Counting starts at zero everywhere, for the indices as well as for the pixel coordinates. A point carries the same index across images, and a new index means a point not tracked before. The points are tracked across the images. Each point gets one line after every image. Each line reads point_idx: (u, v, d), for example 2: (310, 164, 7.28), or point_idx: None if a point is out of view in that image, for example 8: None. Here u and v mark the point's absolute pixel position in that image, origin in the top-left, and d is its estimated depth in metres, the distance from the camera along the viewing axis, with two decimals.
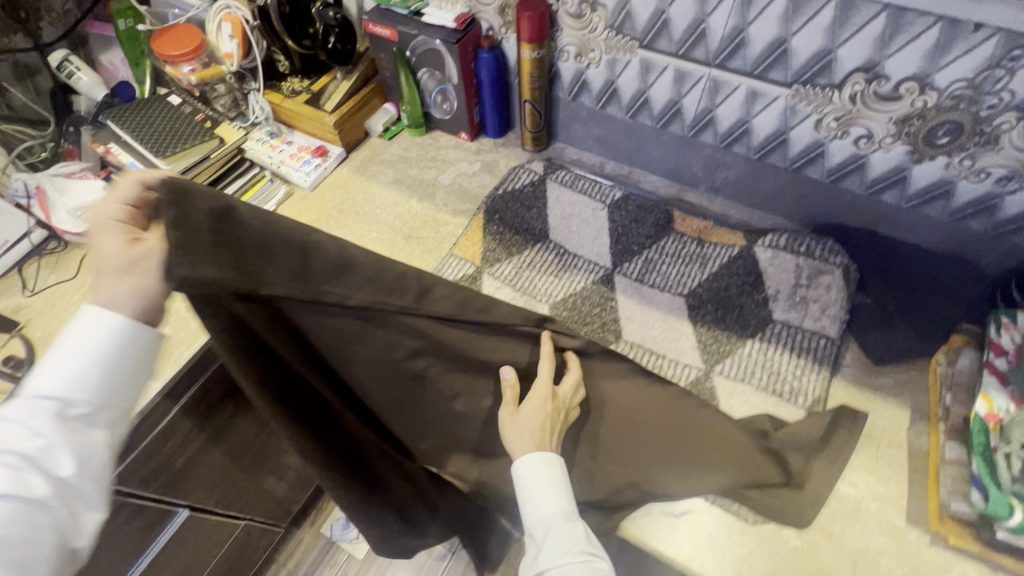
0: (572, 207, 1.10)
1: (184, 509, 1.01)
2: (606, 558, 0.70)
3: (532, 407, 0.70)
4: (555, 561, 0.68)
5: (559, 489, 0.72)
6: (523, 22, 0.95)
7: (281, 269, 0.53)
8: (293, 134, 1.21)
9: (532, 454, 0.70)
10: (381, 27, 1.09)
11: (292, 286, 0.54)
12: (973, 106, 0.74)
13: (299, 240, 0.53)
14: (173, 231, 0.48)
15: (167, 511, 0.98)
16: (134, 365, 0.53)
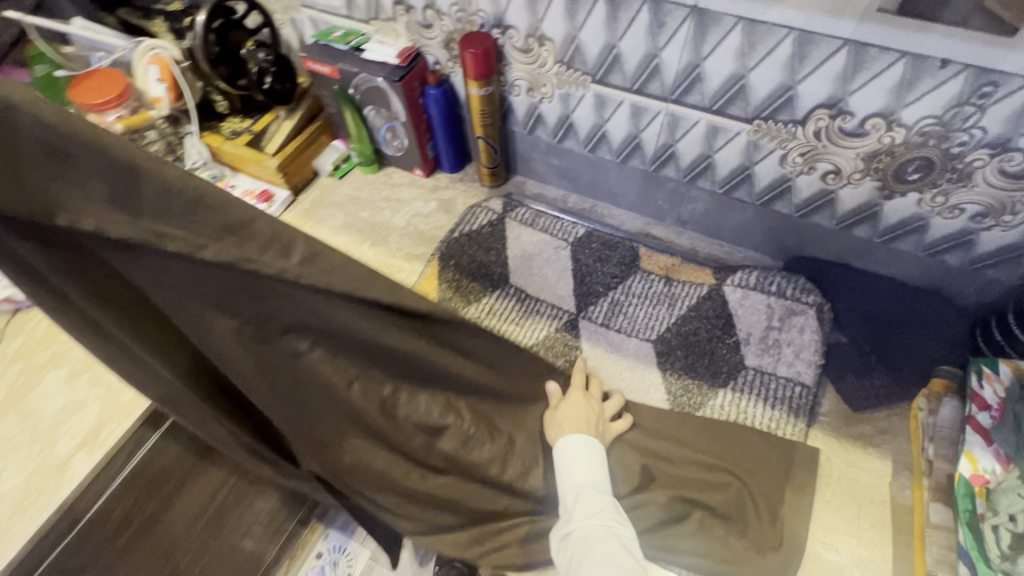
0: (533, 248, 1.04)
1: None
2: (632, 530, 0.66)
3: (568, 403, 0.77)
4: (579, 524, 0.64)
5: (595, 461, 0.71)
6: (467, 60, 0.88)
7: (95, 197, 0.37)
8: (237, 176, 1.15)
9: (571, 431, 0.73)
10: (320, 65, 1.02)
11: (115, 226, 0.38)
12: (943, 143, 0.69)
13: (125, 157, 0.36)
14: None
15: None
16: None
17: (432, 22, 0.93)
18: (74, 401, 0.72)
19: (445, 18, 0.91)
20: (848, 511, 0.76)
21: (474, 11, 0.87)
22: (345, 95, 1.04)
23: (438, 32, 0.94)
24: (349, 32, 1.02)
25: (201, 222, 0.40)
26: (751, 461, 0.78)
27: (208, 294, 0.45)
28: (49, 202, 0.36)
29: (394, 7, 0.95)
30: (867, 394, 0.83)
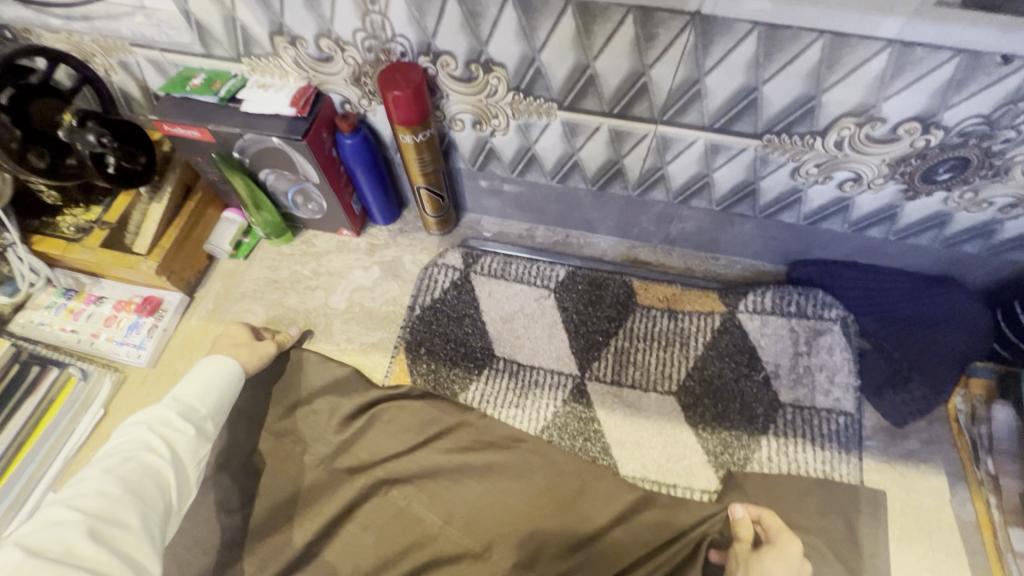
0: (512, 304, 0.87)
1: None
2: None
3: (775, 555, 0.61)
4: None
5: None
6: (392, 104, 0.66)
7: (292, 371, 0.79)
8: (100, 283, 0.86)
9: None
10: (185, 129, 0.74)
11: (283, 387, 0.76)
12: (985, 142, 0.60)
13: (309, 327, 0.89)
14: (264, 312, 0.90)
15: None
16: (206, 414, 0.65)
17: (332, 54, 0.69)
18: None
19: (351, 49, 0.68)
20: (919, 547, 0.71)
21: (390, 37, 0.65)
22: (231, 161, 0.78)
23: (342, 65, 0.70)
24: (212, 77, 0.74)
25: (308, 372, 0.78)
26: (811, 516, 0.70)
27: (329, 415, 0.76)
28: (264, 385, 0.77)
29: (271, 40, 0.69)
30: (909, 408, 0.77)
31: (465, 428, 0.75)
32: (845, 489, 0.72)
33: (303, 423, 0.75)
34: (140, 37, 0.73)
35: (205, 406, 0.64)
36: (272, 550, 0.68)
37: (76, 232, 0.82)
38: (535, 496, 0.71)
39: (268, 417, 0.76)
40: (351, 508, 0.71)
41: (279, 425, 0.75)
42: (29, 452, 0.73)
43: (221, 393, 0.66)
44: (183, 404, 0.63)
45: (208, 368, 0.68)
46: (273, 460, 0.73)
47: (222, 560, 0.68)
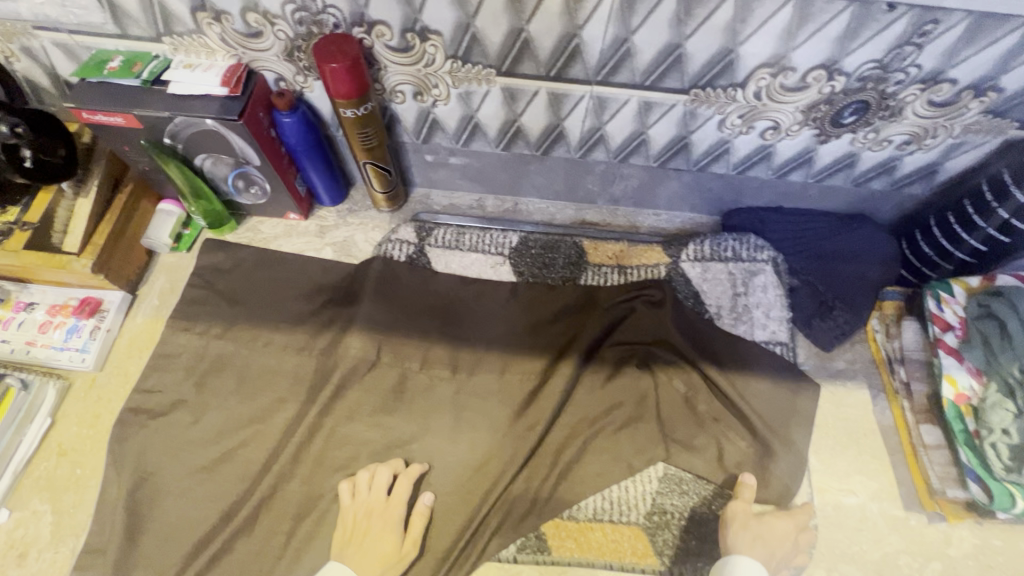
0: (468, 272, 0.90)
1: None
2: None
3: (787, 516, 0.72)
4: None
5: None
6: (330, 77, 0.66)
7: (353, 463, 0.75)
8: (29, 289, 0.81)
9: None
10: (106, 115, 0.70)
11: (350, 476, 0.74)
12: (881, 84, 0.66)
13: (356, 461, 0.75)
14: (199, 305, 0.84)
15: None
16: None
17: (260, 29, 0.67)
18: None
19: (281, 23, 0.66)
20: (849, 452, 0.80)
21: (321, 8, 0.64)
22: (161, 146, 0.75)
23: (273, 40, 0.69)
24: (132, 59, 0.71)
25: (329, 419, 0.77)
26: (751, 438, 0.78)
27: (310, 379, 0.79)
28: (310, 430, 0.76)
29: (193, 16, 0.67)
30: (835, 334, 0.86)
31: (439, 344, 0.83)
32: (781, 400, 0.80)
33: (290, 356, 0.81)
34: (44, 20, 0.68)
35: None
36: (260, 536, 0.70)
37: None
38: (490, 377, 0.82)
39: (284, 406, 0.77)
40: (339, 390, 0.78)
41: (281, 384, 0.79)
42: None
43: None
44: None
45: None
46: (264, 371, 0.80)
47: (200, 544, 0.69)
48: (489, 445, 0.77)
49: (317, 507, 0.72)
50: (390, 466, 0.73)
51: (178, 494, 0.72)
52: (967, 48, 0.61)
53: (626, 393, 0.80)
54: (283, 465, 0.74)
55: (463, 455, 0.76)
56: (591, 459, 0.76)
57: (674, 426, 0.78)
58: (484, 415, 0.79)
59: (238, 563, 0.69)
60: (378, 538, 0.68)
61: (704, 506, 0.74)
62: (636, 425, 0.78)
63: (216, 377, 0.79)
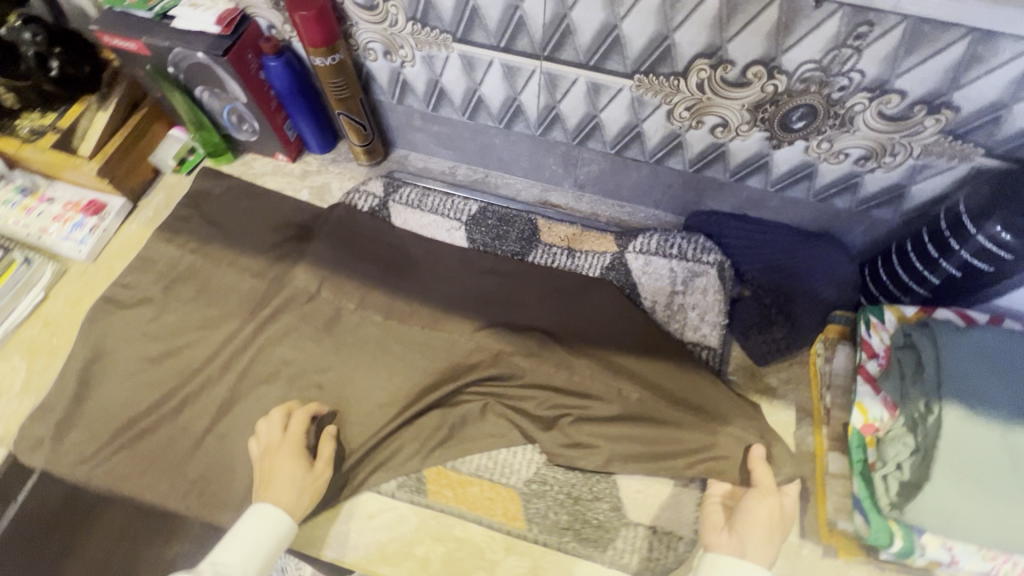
0: (423, 231, 0.94)
1: None
2: None
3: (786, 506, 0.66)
4: None
5: None
6: (301, 26, 0.73)
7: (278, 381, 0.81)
8: (54, 185, 0.94)
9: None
10: (121, 40, 0.81)
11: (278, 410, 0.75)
12: (825, 89, 0.64)
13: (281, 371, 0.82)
14: (181, 221, 0.94)
15: None
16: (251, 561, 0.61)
17: None
18: None
19: None
20: None
21: None
22: (165, 74, 0.85)
23: None
24: None
25: (265, 337, 0.85)
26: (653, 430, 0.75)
27: (257, 300, 0.87)
28: (245, 343, 0.84)
29: None
30: (770, 349, 0.83)
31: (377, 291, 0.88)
32: (693, 405, 0.77)
33: (246, 276, 0.89)
34: None
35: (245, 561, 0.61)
36: (180, 424, 0.79)
37: (32, 134, 0.90)
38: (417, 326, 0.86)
39: (230, 318, 0.86)
40: (278, 313, 0.86)
41: (232, 299, 0.87)
42: None
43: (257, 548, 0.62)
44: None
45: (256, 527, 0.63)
46: (221, 286, 0.89)
47: (130, 418, 0.79)
48: (397, 388, 0.81)
49: (234, 410, 0.80)
50: (283, 407, 0.75)
51: (124, 375, 0.82)
52: (909, 57, 0.58)
53: (536, 365, 0.81)
54: (215, 369, 0.82)
55: (373, 393, 0.81)
56: (489, 421, 0.79)
57: (575, 402, 0.78)
58: (400, 362, 0.83)
59: (157, 441, 0.78)
60: (289, 467, 0.69)
61: (585, 485, 0.74)
62: (537, 397, 0.79)
63: (180, 284, 0.89)
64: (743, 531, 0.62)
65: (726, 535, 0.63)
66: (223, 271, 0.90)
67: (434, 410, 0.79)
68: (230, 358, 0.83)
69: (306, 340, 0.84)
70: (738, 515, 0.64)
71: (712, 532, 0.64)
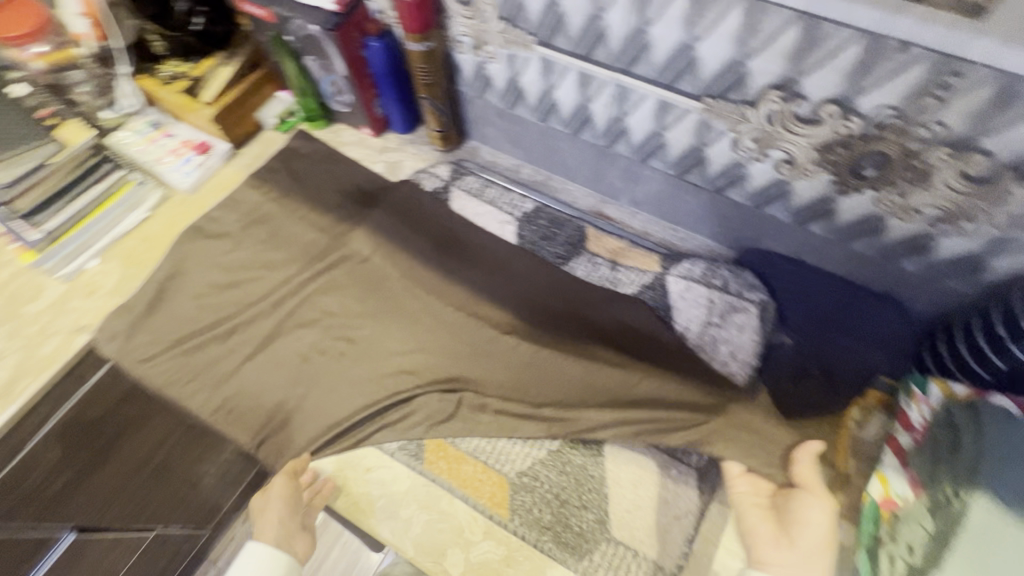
0: (477, 219, 0.99)
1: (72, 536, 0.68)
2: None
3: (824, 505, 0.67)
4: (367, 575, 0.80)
5: None
6: (404, 12, 0.80)
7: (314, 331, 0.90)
8: (177, 125, 1.08)
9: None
10: (254, 7, 0.92)
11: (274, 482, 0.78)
12: (903, 138, 0.62)
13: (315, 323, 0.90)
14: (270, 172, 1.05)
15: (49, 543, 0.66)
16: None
17: None
18: None
19: None
20: None
21: None
22: (283, 41, 0.97)
23: None
24: None
25: (315, 285, 0.92)
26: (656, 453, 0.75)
27: (317, 252, 0.95)
28: (298, 288, 0.92)
29: None
30: (802, 403, 0.78)
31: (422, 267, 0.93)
32: (694, 436, 0.76)
33: (312, 230, 0.98)
34: None
35: None
36: (227, 346, 0.88)
37: (170, 78, 1.06)
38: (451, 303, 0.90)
39: (290, 264, 0.95)
40: (331, 267, 0.94)
41: (296, 247, 0.96)
42: (89, 222, 0.95)
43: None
44: None
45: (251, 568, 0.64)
46: (289, 234, 0.98)
47: (188, 332, 0.89)
48: (419, 357, 0.85)
49: (275, 344, 0.88)
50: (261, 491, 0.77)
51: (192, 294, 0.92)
52: (999, 116, 0.55)
53: (550, 359, 0.83)
54: (267, 305, 0.91)
55: (397, 356, 0.86)
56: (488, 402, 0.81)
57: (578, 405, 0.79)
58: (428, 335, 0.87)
59: (205, 357, 0.87)
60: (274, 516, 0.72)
61: (576, 491, 0.76)
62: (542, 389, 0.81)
63: (256, 226, 0.99)
64: (802, 541, 0.62)
65: (783, 548, 0.62)
66: (294, 222, 0.99)
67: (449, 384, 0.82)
68: (282, 298, 0.91)
69: (350, 296, 0.91)
70: (792, 523, 0.64)
71: (767, 546, 0.63)
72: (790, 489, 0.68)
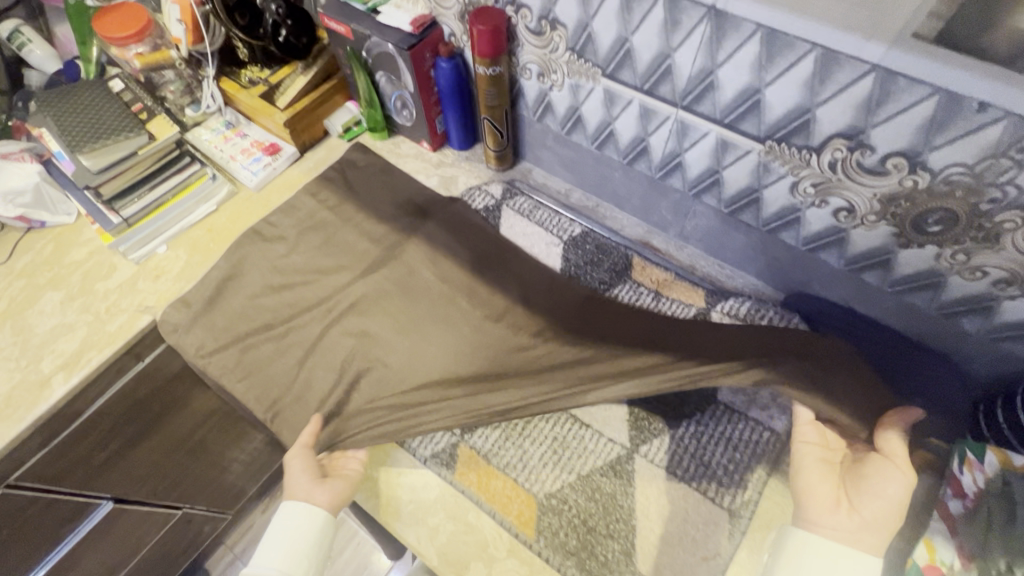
0: (525, 239, 1.01)
1: (108, 501, 1.00)
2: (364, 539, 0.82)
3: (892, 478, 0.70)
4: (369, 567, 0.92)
5: None
6: (476, 38, 0.84)
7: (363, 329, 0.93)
8: (250, 126, 1.14)
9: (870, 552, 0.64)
10: (335, 23, 0.98)
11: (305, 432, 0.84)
12: (973, 197, 0.61)
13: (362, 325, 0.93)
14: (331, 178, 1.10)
15: (90, 503, 0.97)
16: (291, 542, 0.74)
17: None
18: (64, 323, 0.94)
19: None
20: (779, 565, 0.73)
21: None
22: (358, 56, 1.02)
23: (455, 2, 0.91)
24: None
25: (366, 288, 0.96)
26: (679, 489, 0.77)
27: (369, 259, 0.99)
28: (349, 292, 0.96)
29: None
30: None
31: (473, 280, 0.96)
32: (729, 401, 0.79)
33: (366, 236, 1.02)
34: None
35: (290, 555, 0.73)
36: (278, 340, 0.93)
37: (249, 83, 1.11)
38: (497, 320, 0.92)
39: (343, 266, 0.99)
40: (382, 274, 0.97)
41: (349, 252, 1.00)
42: (162, 211, 1.01)
43: (296, 536, 0.74)
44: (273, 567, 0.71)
45: (300, 521, 0.75)
46: (344, 238, 1.02)
47: (242, 323, 0.93)
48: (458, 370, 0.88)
49: (321, 343, 0.92)
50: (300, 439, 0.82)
51: (248, 287, 0.97)
52: None
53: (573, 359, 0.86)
54: (318, 305, 0.95)
55: (438, 369, 0.88)
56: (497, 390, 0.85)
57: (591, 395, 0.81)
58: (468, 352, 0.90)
59: (257, 347, 0.92)
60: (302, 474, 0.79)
61: (604, 519, 0.75)
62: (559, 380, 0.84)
63: (314, 230, 1.02)
64: (865, 514, 0.67)
65: (842, 513, 0.67)
66: (349, 227, 1.03)
67: (484, 401, 0.83)
68: (333, 298, 0.96)
69: (399, 304, 0.94)
70: (860, 494, 0.69)
71: (825, 510, 0.68)
72: (871, 459, 0.71)
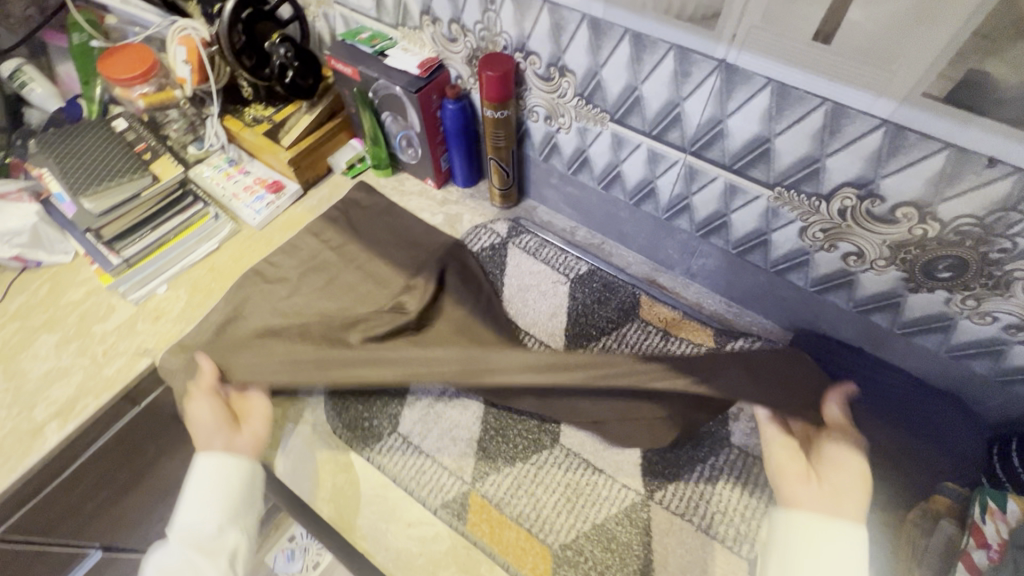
0: (531, 278, 1.00)
1: (96, 552, 1.01)
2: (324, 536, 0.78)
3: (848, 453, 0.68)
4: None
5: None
6: (485, 83, 0.85)
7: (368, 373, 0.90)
8: (253, 162, 1.14)
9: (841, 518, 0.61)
10: (343, 65, 0.99)
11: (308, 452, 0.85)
12: (982, 246, 0.62)
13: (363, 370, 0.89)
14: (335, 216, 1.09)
15: (78, 553, 0.98)
16: (221, 501, 0.71)
17: (457, 37, 0.92)
18: (58, 367, 0.91)
19: (469, 35, 0.89)
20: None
21: (499, 31, 0.85)
22: (365, 98, 1.02)
23: (463, 47, 0.92)
24: (375, 35, 1.00)
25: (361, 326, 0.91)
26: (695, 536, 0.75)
27: (372, 299, 0.97)
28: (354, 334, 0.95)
29: (421, 17, 0.94)
30: None
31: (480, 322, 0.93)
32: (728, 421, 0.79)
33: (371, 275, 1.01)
34: None
35: (220, 513, 0.70)
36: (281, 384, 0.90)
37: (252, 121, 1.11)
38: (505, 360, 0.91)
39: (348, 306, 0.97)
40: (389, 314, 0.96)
41: (354, 290, 0.99)
42: (163, 251, 1.00)
43: (229, 485, 0.72)
44: (203, 526, 0.69)
45: (219, 475, 0.73)
46: (348, 277, 1.01)
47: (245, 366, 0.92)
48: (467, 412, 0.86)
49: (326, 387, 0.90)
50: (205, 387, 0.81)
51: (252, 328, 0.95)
52: None
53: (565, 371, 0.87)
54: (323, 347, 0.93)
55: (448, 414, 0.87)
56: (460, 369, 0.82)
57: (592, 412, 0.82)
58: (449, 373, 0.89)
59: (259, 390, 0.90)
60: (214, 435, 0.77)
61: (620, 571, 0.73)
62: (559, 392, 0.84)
63: (319, 270, 1.01)
64: (835, 483, 0.65)
65: (811, 487, 0.65)
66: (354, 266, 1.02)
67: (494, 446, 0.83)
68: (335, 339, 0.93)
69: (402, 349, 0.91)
70: (823, 465, 0.67)
71: (796, 484, 0.66)
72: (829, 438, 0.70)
